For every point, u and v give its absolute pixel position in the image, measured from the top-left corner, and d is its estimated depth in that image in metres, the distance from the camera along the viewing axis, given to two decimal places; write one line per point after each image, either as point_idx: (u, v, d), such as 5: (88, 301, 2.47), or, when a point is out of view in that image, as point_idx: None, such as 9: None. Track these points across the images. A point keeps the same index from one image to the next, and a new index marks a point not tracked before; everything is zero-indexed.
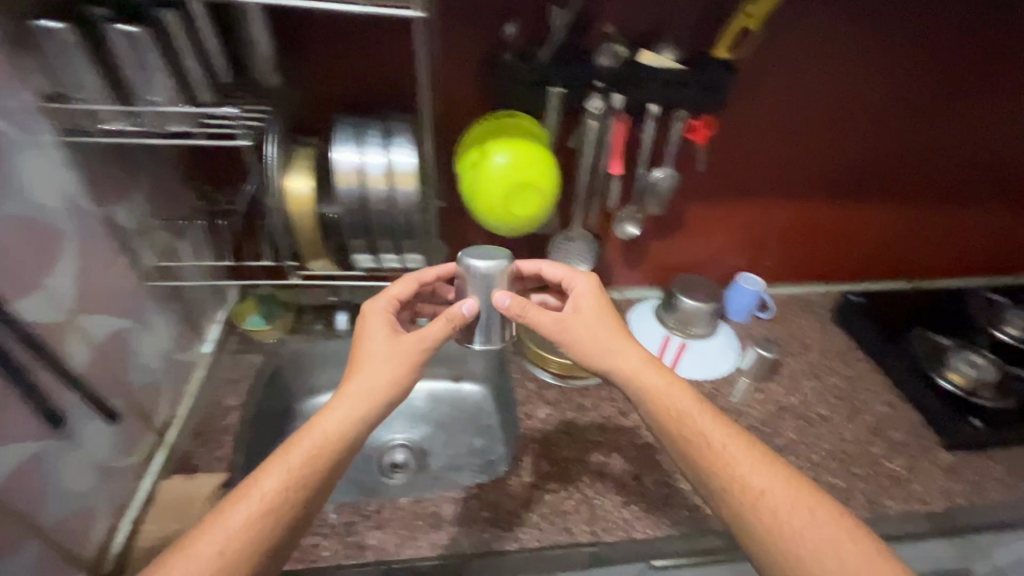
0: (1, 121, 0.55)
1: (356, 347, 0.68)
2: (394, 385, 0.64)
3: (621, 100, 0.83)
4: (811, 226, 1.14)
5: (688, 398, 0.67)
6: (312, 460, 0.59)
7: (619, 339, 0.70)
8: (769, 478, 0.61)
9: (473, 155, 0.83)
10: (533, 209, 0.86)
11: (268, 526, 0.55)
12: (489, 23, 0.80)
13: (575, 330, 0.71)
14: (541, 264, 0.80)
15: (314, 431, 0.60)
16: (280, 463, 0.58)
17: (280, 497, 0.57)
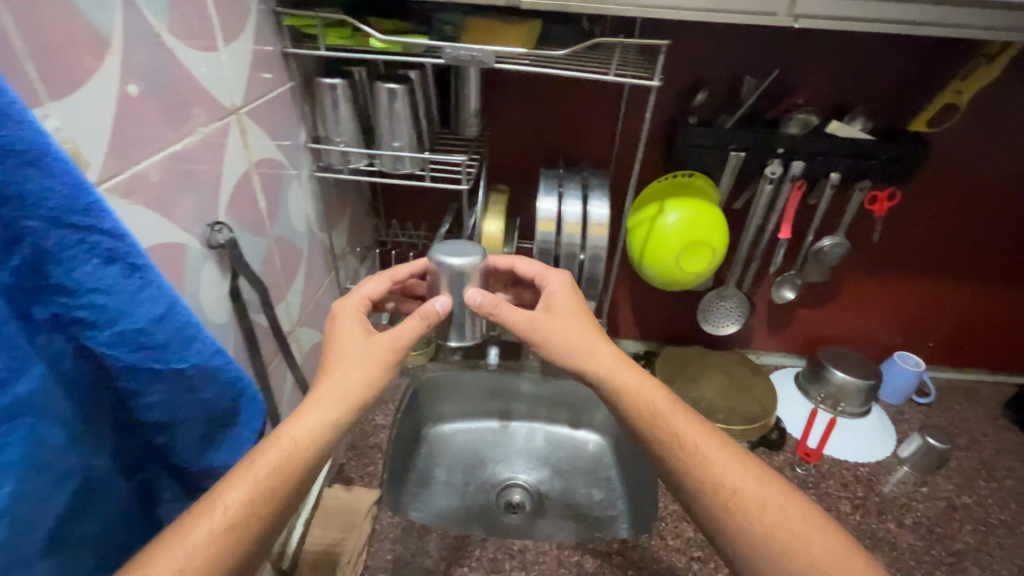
0: (282, 156, 0.65)
1: (331, 346, 0.57)
2: (376, 385, 0.54)
3: (802, 167, 0.83)
4: (987, 309, 1.06)
5: (663, 398, 0.60)
6: (290, 464, 0.46)
7: (589, 340, 0.61)
8: (770, 494, 0.53)
9: (648, 212, 0.86)
10: (701, 267, 0.86)
11: (247, 538, 0.42)
12: (681, 90, 0.84)
13: (572, 334, 0.61)
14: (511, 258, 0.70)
15: (283, 439, 0.47)
16: (246, 473, 0.44)
17: (248, 510, 0.43)
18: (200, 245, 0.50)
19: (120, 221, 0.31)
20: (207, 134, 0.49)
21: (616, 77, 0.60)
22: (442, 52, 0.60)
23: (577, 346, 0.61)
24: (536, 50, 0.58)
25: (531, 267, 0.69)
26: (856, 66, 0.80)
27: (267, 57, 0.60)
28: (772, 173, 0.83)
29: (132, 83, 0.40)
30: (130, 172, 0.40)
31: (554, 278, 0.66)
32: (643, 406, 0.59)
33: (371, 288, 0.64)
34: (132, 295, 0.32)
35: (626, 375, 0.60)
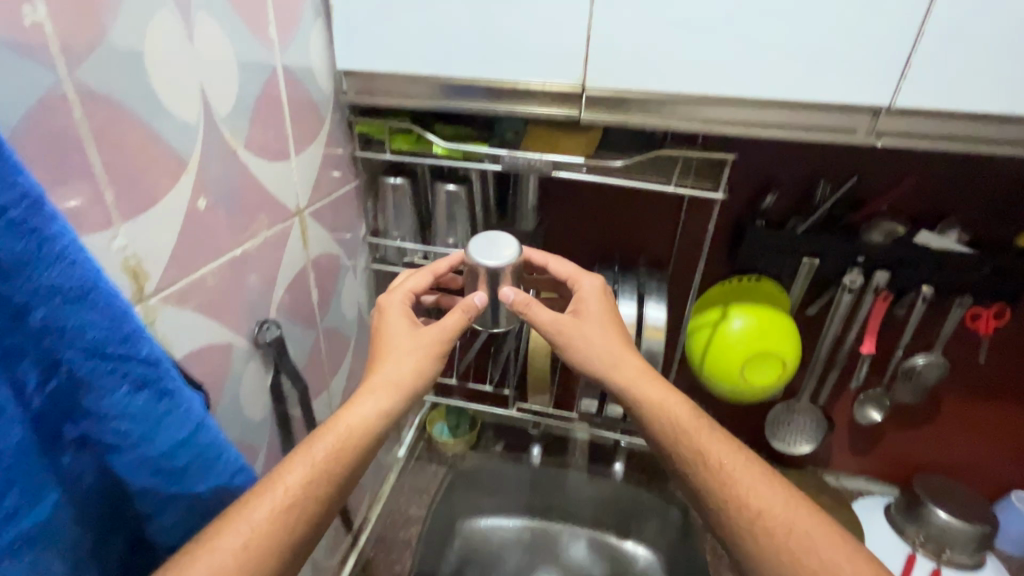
0: (341, 250, 0.67)
1: (378, 338, 0.57)
2: (423, 376, 0.54)
3: (886, 277, 0.75)
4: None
5: (682, 409, 0.54)
6: (344, 451, 0.47)
7: (615, 349, 0.58)
8: (802, 520, 0.47)
9: (710, 315, 0.80)
10: (770, 380, 0.78)
11: (304, 517, 0.42)
12: (746, 192, 0.81)
13: (598, 342, 0.58)
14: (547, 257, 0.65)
15: (338, 424, 0.48)
16: (304, 455, 0.44)
17: (308, 490, 0.43)
18: (246, 343, 0.50)
19: (155, 348, 0.31)
20: (269, 236, 0.51)
21: (676, 189, 0.59)
22: (500, 159, 0.61)
23: (600, 356, 0.57)
24: (594, 160, 0.58)
25: (568, 269, 0.64)
26: (948, 175, 0.74)
27: (336, 158, 0.63)
28: (850, 282, 0.76)
29: (202, 198, 0.42)
30: (188, 279, 0.41)
31: (588, 283, 0.62)
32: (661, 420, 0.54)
33: (414, 282, 0.62)
34: (160, 421, 0.32)
35: (647, 387, 0.55)
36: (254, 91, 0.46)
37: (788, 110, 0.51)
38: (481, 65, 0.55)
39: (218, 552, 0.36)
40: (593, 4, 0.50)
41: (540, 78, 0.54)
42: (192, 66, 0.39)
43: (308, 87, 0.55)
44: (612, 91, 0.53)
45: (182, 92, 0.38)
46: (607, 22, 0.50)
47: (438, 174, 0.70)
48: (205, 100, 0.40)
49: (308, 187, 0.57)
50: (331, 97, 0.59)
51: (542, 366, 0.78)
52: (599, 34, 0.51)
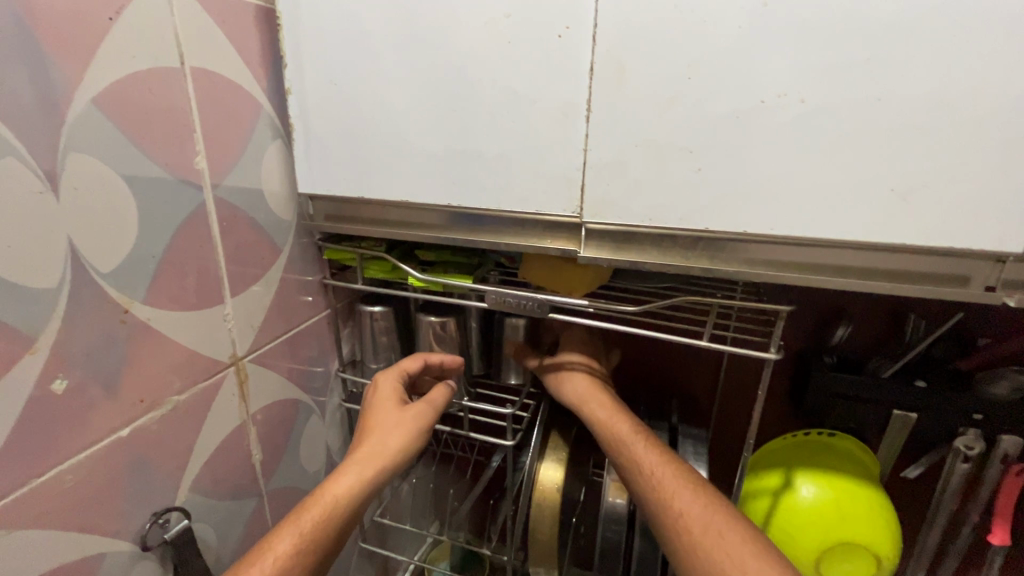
0: (303, 391, 0.57)
1: (366, 415, 0.50)
2: (414, 452, 0.48)
3: (1018, 444, 0.55)
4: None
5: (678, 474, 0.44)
6: (332, 523, 0.43)
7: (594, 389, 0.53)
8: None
9: (772, 481, 0.61)
10: (861, 574, 0.57)
11: None
12: (810, 322, 0.65)
13: (602, 407, 0.51)
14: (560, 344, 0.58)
15: (324, 496, 0.43)
16: (292, 524, 0.42)
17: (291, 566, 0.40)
18: (133, 546, 0.38)
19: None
20: (180, 402, 0.41)
21: (712, 343, 0.43)
22: (485, 295, 0.50)
23: (575, 389, 0.53)
24: (603, 302, 0.46)
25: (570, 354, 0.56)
26: None
27: (301, 287, 0.54)
28: (965, 447, 0.56)
29: (60, 377, 0.32)
30: (19, 491, 0.31)
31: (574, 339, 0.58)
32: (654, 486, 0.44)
33: (404, 360, 0.54)
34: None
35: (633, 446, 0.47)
36: (166, 233, 0.38)
37: (860, 253, 0.37)
38: (459, 191, 0.45)
39: None
40: (589, 122, 0.39)
41: (528, 207, 0.43)
42: (55, 218, 0.31)
43: (257, 216, 0.47)
44: (619, 226, 0.41)
45: (32, 251, 0.30)
46: (608, 143, 0.39)
47: (427, 303, 0.60)
48: (74, 257, 0.32)
49: (252, 329, 0.48)
50: (292, 223, 0.51)
51: (545, 536, 0.61)
52: (598, 156, 0.40)
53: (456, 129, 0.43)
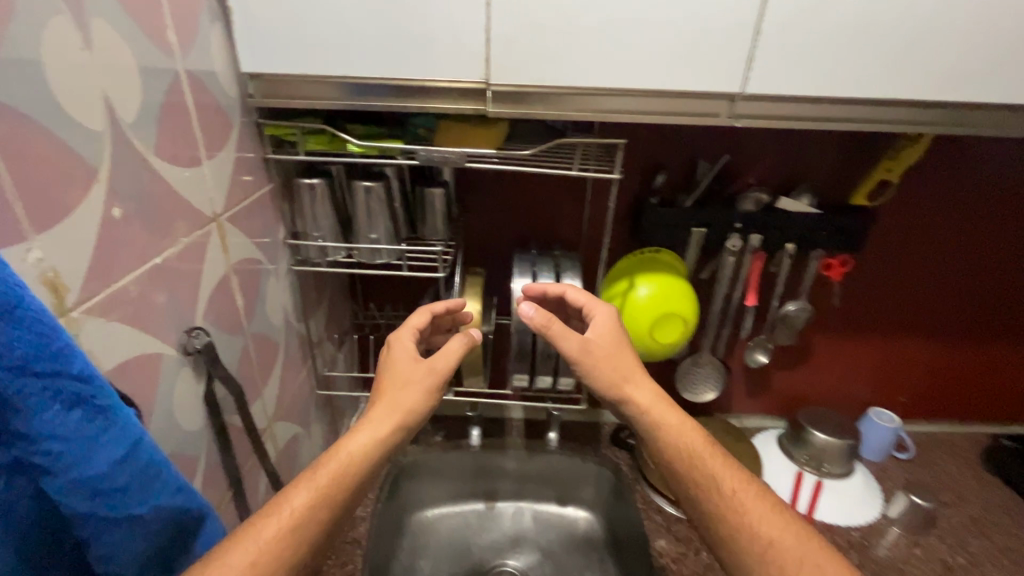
0: (260, 254, 0.67)
1: (380, 377, 0.64)
2: (424, 408, 0.62)
3: (759, 239, 0.88)
4: (958, 365, 1.12)
5: (689, 433, 0.62)
6: (348, 475, 0.54)
7: (615, 352, 0.66)
8: (791, 543, 0.54)
9: (621, 285, 0.89)
10: (675, 336, 0.88)
11: (307, 533, 0.49)
12: (640, 173, 0.90)
13: (604, 362, 0.65)
14: (564, 287, 0.73)
15: (340, 452, 0.55)
16: (309, 480, 0.52)
17: (310, 514, 0.50)
18: (177, 352, 0.49)
19: (88, 363, 0.33)
20: (188, 244, 0.50)
21: (578, 171, 0.64)
22: (415, 154, 0.65)
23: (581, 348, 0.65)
24: (504, 151, 0.65)
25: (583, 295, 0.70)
26: (798, 149, 0.87)
27: (248, 162, 0.63)
28: (732, 245, 0.88)
29: (115, 207, 0.41)
30: (107, 291, 0.41)
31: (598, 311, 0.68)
32: (674, 442, 0.62)
33: (415, 319, 0.69)
34: (98, 437, 0.33)
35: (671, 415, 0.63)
36: (159, 97, 0.46)
37: (661, 99, 0.59)
38: (388, 65, 0.58)
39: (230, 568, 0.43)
40: (488, 8, 0.54)
41: (446, 76, 0.58)
42: (94, 75, 0.39)
43: (212, 91, 0.54)
44: (514, 87, 0.58)
45: (91, 97, 0.38)
46: (503, 23, 0.55)
47: (357, 174, 0.72)
48: (111, 109, 0.40)
49: (223, 191, 0.57)
50: (237, 100, 0.59)
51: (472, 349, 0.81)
52: (496, 33, 0.56)
53: (382, 12, 0.55)
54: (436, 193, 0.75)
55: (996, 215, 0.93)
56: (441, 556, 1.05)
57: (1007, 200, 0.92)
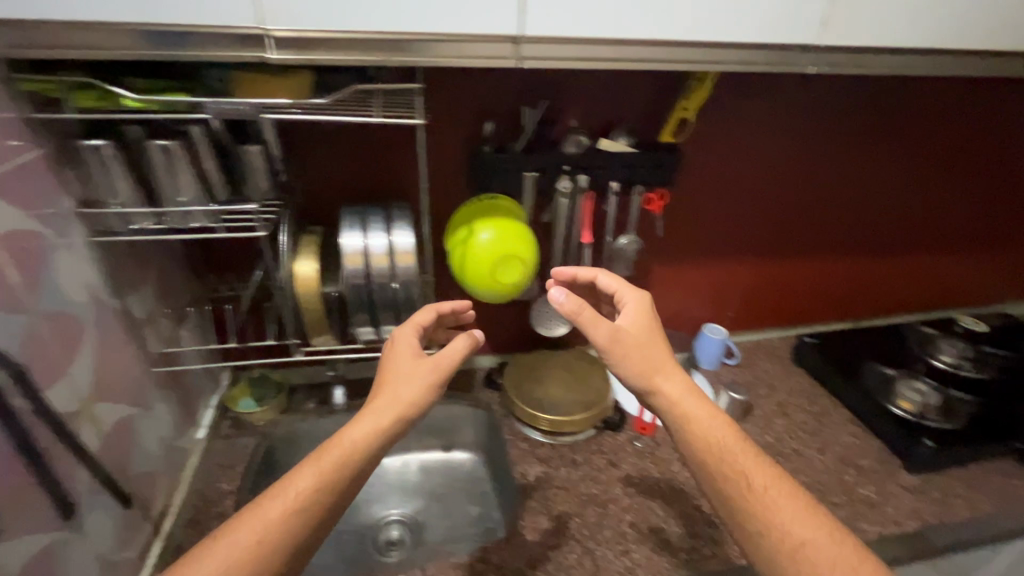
0: (38, 224, 0.61)
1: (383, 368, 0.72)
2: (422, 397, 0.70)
3: (586, 180, 0.96)
4: (774, 278, 1.30)
5: (715, 426, 0.73)
6: (344, 465, 0.63)
7: (654, 340, 0.78)
8: (823, 540, 0.65)
9: (461, 233, 0.94)
10: (516, 275, 0.94)
11: (309, 512, 0.60)
12: (470, 121, 0.93)
13: (632, 355, 0.75)
14: (597, 273, 0.86)
15: (340, 441, 0.64)
16: (313, 465, 0.62)
17: (313, 497, 0.60)
18: None
19: None
20: None
21: (380, 117, 0.66)
22: (204, 107, 0.62)
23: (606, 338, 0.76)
24: (302, 99, 0.64)
25: (616, 284, 0.84)
26: (611, 92, 0.95)
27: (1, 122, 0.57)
28: (564, 187, 0.96)
29: None
30: None
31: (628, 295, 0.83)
32: (702, 434, 0.72)
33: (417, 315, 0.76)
34: None
35: (716, 427, 0.72)
36: None
37: (447, 41, 0.62)
38: (147, 7, 0.54)
39: (240, 539, 0.57)
40: None
41: (217, 20, 0.56)
42: None
43: None
44: (293, 31, 0.58)
45: None
46: None
47: (150, 133, 0.68)
48: None
49: None
50: None
51: (313, 308, 0.82)
52: None
53: None
54: (252, 150, 0.72)
55: (782, 144, 1.09)
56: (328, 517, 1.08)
57: (789, 131, 1.08)
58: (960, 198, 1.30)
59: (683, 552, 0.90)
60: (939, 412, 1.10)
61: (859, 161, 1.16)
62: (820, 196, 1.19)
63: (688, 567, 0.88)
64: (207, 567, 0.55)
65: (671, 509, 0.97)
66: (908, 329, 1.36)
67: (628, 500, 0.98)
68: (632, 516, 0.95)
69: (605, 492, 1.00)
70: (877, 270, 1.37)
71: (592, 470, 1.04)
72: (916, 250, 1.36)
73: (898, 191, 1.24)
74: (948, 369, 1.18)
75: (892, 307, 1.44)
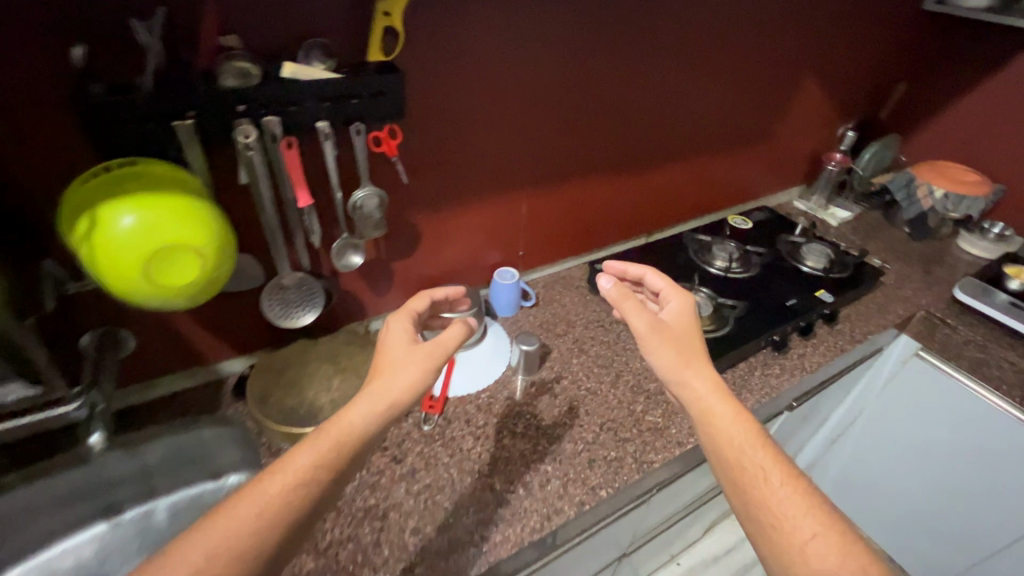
0: None
1: (380, 360, 0.85)
2: (409, 388, 0.81)
3: (277, 122, 0.72)
4: (562, 206, 1.23)
5: (722, 408, 0.81)
6: (343, 439, 0.75)
7: (693, 333, 0.90)
8: (828, 535, 0.68)
9: (85, 224, 0.63)
10: (190, 271, 0.68)
11: (306, 489, 0.70)
12: (49, 48, 0.61)
13: (693, 351, 0.87)
14: (648, 277, 0.99)
15: (338, 422, 0.76)
16: (311, 449, 0.72)
17: (305, 474, 0.71)
18: None
19: None
20: None
21: None
22: None
23: (689, 325, 0.90)
24: None
25: (665, 292, 0.96)
26: None
27: None
28: (245, 137, 0.70)
29: None
30: None
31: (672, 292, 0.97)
32: (713, 421, 0.80)
33: (407, 308, 0.91)
34: None
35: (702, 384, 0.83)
36: None
37: None
38: None
39: (241, 507, 0.67)
40: None
41: None
42: None
43: None
44: None
45: None
46: None
47: None
48: None
49: None
50: None
51: None
52: None
53: None
54: None
55: (537, 54, 0.95)
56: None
57: (543, 38, 0.94)
58: (720, 98, 1.29)
59: (472, 547, 0.80)
60: (710, 321, 1.14)
61: (622, 70, 1.08)
62: (593, 112, 1.10)
63: (477, 562, 0.78)
64: (217, 523, 0.65)
65: (459, 497, 0.86)
66: (686, 239, 1.40)
67: (412, 502, 0.85)
68: (416, 520, 0.83)
69: (386, 499, 0.86)
70: (660, 183, 1.36)
71: (371, 476, 0.88)
72: (688, 155, 1.36)
73: (665, 99, 1.19)
74: (720, 274, 1.29)
75: (679, 218, 1.49)
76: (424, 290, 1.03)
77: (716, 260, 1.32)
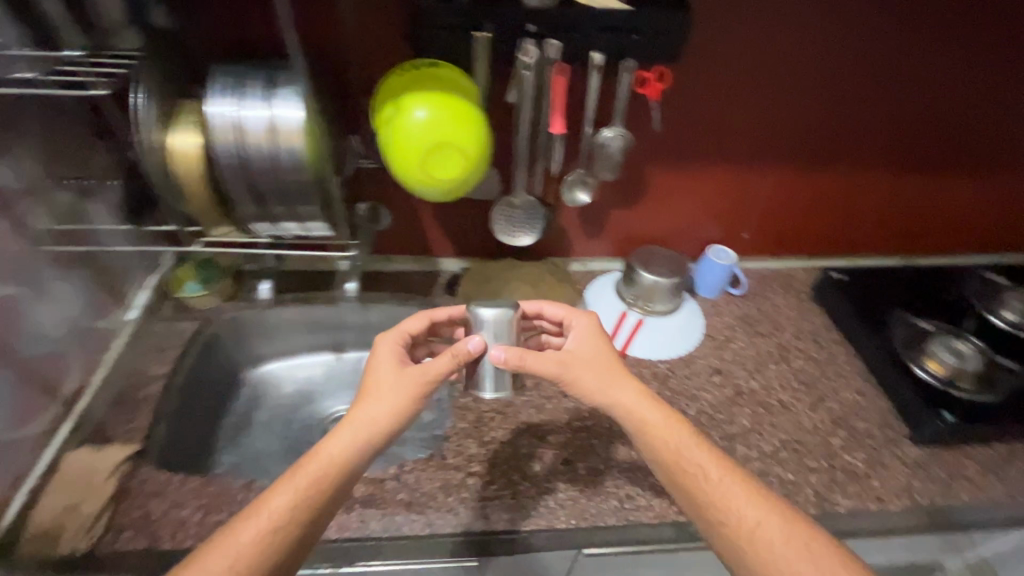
0: None
1: (365, 381, 0.69)
2: (392, 419, 0.65)
3: (556, 46, 0.75)
4: (810, 197, 1.08)
5: (679, 438, 0.67)
6: (324, 475, 0.61)
7: (604, 369, 0.70)
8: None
9: (393, 108, 0.76)
10: (456, 167, 0.77)
11: (286, 531, 0.58)
12: None
13: (648, 411, 0.68)
14: (540, 305, 0.80)
15: (318, 455, 0.62)
16: (288, 485, 0.60)
17: (287, 512, 0.59)
18: None
19: None
20: None
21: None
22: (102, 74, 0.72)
23: (577, 357, 0.70)
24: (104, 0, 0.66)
25: (564, 310, 0.78)
26: None
27: None
28: (525, 57, 0.75)
29: None
30: None
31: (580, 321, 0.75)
32: (692, 483, 0.64)
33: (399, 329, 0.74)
34: None
35: (651, 414, 0.68)
36: None
37: None
38: None
39: (212, 562, 0.56)
40: None
41: None
42: None
43: None
44: None
45: None
46: None
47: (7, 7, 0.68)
48: None
49: None
50: None
51: (200, 196, 0.74)
52: None
53: None
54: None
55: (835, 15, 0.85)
56: (279, 407, 1.07)
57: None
58: None
59: (615, 498, 0.81)
60: (974, 380, 0.90)
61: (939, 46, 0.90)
62: (889, 90, 0.94)
63: (617, 514, 0.80)
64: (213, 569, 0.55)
65: (561, 454, 0.86)
66: (969, 275, 1.11)
67: (566, 436, 0.89)
68: (569, 454, 0.87)
69: (548, 424, 0.91)
70: (951, 197, 1.10)
71: (540, 398, 0.95)
72: (998, 166, 1.06)
73: (993, 88, 0.95)
74: (1007, 327, 1.00)
75: (962, 247, 1.19)
76: (425, 309, 0.79)
77: (1005, 310, 1.02)
